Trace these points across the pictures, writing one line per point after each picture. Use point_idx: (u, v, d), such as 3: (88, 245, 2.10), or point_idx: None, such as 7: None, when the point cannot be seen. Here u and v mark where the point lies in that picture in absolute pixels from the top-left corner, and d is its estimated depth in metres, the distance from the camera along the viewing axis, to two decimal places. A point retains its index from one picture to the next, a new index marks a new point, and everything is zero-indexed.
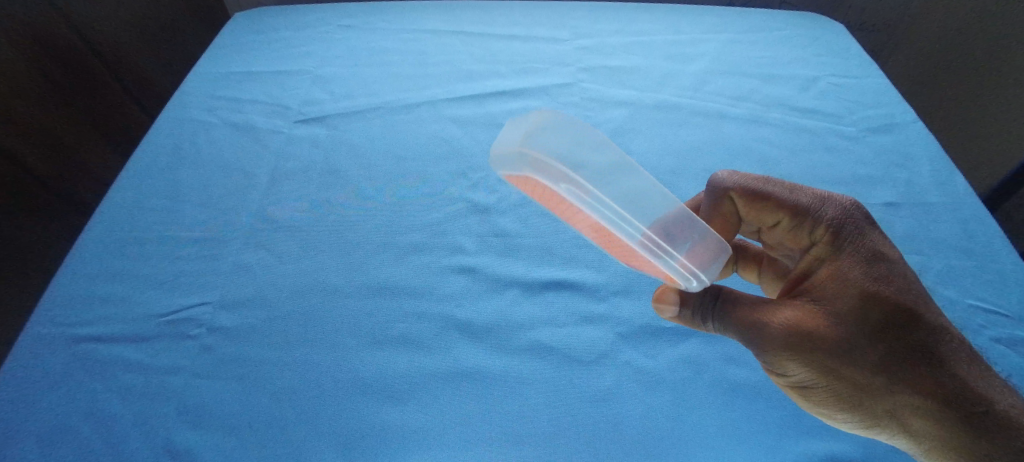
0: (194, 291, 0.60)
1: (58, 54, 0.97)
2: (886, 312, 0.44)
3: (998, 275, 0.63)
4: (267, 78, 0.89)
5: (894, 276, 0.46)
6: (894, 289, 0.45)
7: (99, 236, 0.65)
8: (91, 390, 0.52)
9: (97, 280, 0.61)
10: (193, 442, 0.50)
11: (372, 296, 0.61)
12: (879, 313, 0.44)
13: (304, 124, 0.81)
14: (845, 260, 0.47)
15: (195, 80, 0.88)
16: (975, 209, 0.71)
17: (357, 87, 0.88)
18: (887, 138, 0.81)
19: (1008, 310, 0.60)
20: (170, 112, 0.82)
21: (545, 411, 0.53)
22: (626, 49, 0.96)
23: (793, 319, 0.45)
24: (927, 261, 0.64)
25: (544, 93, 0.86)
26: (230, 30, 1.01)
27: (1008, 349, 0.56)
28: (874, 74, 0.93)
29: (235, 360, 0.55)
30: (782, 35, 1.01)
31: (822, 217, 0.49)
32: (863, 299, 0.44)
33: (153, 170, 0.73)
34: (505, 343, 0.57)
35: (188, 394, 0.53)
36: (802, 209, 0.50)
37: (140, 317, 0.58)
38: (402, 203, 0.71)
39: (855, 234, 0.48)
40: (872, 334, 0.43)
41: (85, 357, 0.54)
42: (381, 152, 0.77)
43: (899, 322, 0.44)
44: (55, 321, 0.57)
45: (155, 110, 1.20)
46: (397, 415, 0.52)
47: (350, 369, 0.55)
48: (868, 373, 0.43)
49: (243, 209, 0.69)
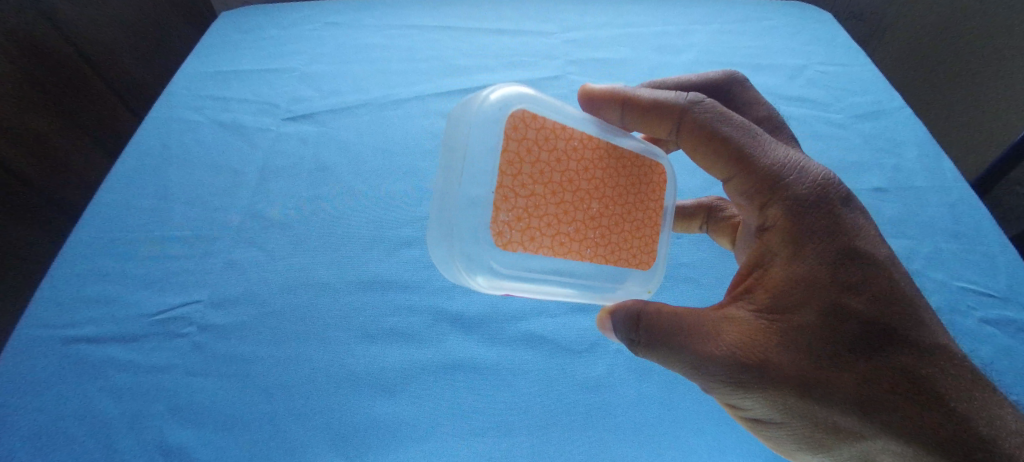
0: (184, 289, 0.60)
1: (46, 59, 0.97)
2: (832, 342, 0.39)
3: (986, 257, 0.64)
4: (254, 76, 0.89)
5: (834, 231, 0.42)
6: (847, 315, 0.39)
7: (87, 236, 0.64)
8: (82, 390, 0.52)
9: (85, 280, 0.60)
10: (185, 441, 0.50)
11: (360, 292, 0.60)
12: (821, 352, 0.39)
13: (291, 122, 0.81)
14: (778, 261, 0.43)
15: (181, 80, 0.88)
16: (962, 192, 0.71)
17: (345, 84, 0.87)
18: (874, 124, 0.82)
19: (996, 291, 0.61)
20: (156, 111, 0.81)
21: (538, 400, 0.53)
22: (615, 41, 0.96)
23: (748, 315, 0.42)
24: (915, 245, 0.65)
25: (532, 86, 0.87)
26: (217, 28, 1.01)
27: (997, 331, 0.57)
28: (861, 63, 0.94)
29: (227, 357, 0.55)
30: (769, 25, 1.02)
31: (767, 190, 0.44)
32: (794, 331, 0.40)
33: (139, 169, 0.73)
34: (498, 334, 0.58)
35: (180, 392, 0.53)
36: (742, 162, 0.46)
37: (130, 317, 0.57)
38: (392, 198, 0.70)
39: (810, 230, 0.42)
40: (822, 367, 0.39)
41: (73, 357, 0.54)
42: (369, 147, 0.77)
43: (888, 298, 0.40)
44: (42, 322, 0.57)
45: (142, 111, 1.19)
46: (388, 408, 0.52)
47: (343, 363, 0.55)
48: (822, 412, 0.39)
49: (232, 207, 0.68)
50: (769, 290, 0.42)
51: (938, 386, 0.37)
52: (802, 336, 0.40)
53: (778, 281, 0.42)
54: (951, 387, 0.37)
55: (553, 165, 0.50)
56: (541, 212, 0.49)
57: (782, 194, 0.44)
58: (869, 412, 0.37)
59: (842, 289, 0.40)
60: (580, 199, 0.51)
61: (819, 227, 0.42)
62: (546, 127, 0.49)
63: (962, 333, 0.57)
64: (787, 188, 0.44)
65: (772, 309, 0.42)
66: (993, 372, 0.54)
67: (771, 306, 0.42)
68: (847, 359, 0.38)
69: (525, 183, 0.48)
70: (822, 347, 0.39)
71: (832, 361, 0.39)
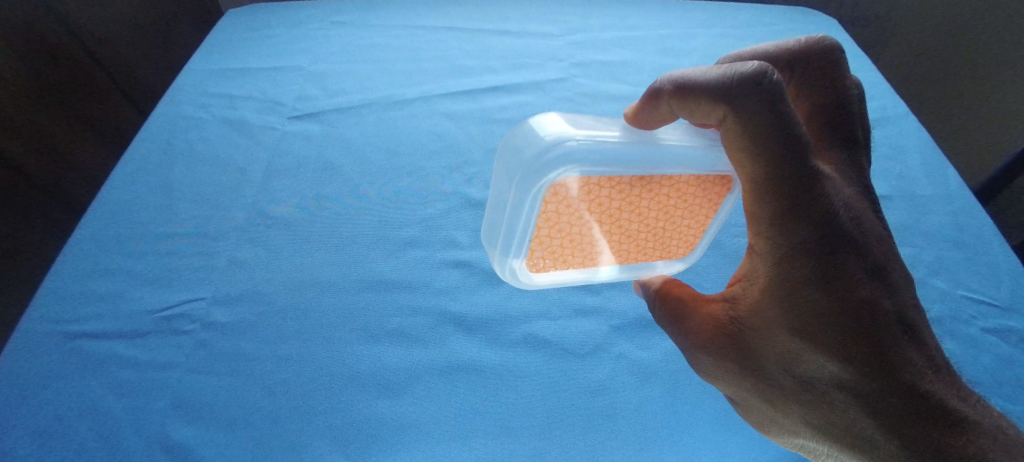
0: (188, 287, 0.60)
1: (52, 55, 0.97)
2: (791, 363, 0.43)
3: (989, 266, 0.64)
4: (259, 74, 0.89)
5: (814, 273, 0.41)
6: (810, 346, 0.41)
7: (92, 232, 0.65)
8: (85, 387, 0.52)
9: (89, 276, 0.60)
10: (188, 439, 0.50)
11: (364, 292, 0.60)
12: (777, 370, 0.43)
13: (296, 121, 0.81)
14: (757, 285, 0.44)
15: (187, 77, 0.88)
16: (965, 200, 0.71)
17: (350, 83, 0.87)
18: (878, 130, 0.82)
19: (998, 300, 0.61)
20: (162, 108, 0.82)
21: (540, 403, 0.53)
22: (620, 44, 0.96)
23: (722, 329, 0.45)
24: (918, 253, 0.65)
25: (537, 88, 0.87)
26: (222, 26, 1.01)
27: (999, 340, 0.57)
28: (865, 69, 0.94)
29: (230, 355, 0.55)
30: (774, 30, 1.02)
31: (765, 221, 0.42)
32: (758, 350, 0.44)
33: (144, 165, 0.73)
34: (501, 335, 0.58)
35: (184, 389, 0.53)
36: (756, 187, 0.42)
37: (134, 313, 0.58)
38: (395, 199, 0.70)
39: (792, 266, 0.42)
40: (777, 382, 0.44)
41: (77, 353, 0.54)
42: (374, 147, 0.77)
43: (856, 341, 0.40)
44: (47, 317, 0.57)
45: (146, 106, 1.20)
46: (391, 409, 0.52)
47: (346, 363, 0.55)
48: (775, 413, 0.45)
49: (237, 205, 0.69)
50: (744, 310, 0.44)
51: (880, 424, 0.40)
52: (765, 358, 0.44)
53: (750, 307, 0.44)
54: (894, 418, 0.40)
55: (597, 211, 0.47)
56: (578, 245, 0.50)
57: (770, 228, 0.42)
58: (811, 423, 0.43)
59: (812, 322, 0.41)
60: (623, 230, 0.49)
61: (800, 267, 0.41)
62: (596, 184, 0.44)
63: (964, 342, 0.57)
64: (779, 225, 0.41)
65: (743, 329, 0.44)
66: (991, 381, 0.55)
67: (741, 329, 0.44)
68: (802, 382, 0.43)
69: (562, 228, 0.48)
70: (783, 367, 0.43)
71: (787, 377, 0.43)
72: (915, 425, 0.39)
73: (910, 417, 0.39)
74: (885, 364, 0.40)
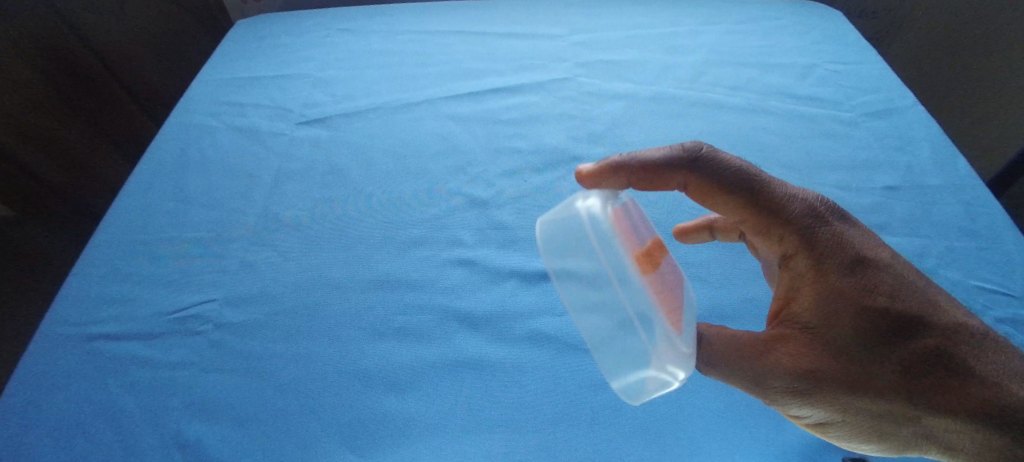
0: (201, 288, 0.62)
1: (64, 65, 1.01)
2: (870, 333, 0.44)
3: (1001, 255, 0.63)
4: (269, 82, 0.91)
5: (851, 242, 0.47)
6: (874, 305, 0.44)
7: (108, 237, 0.67)
8: (103, 385, 0.54)
9: (107, 278, 0.62)
10: (202, 435, 0.51)
11: (371, 291, 0.62)
12: (859, 348, 0.44)
13: (305, 126, 0.82)
14: (804, 273, 0.47)
15: (199, 87, 0.90)
16: (976, 189, 0.70)
17: (357, 88, 0.89)
18: (886, 122, 0.81)
19: (1012, 289, 0.59)
20: (176, 117, 0.84)
21: (545, 397, 0.53)
22: (624, 43, 0.97)
23: (795, 326, 0.46)
24: (928, 243, 0.64)
25: (541, 89, 0.88)
26: (233, 36, 1.04)
27: (1013, 329, 0.56)
28: (873, 61, 0.93)
29: (241, 355, 0.56)
30: (780, 25, 1.01)
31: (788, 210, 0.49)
32: (838, 336, 0.44)
33: (157, 173, 0.75)
34: (506, 332, 0.58)
35: (197, 388, 0.54)
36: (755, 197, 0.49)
37: (150, 315, 0.59)
38: (400, 200, 0.72)
39: (830, 241, 0.47)
40: (866, 367, 0.44)
41: (95, 354, 0.56)
42: (380, 151, 0.78)
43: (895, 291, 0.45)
44: (66, 319, 0.59)
45: (162, 117, 1.23)
46: (399, 405, 0.53)
47: (354, 360, 0.56)
48: (874, 406, 0.44)
49: (247, 210, 0.70)
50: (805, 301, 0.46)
51: (956, 346, 0.43)
52: (842, 336, 0.44)
53: (812, 294, 0.46)
54: (960, 340, 0.43)
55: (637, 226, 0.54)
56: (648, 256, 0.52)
57: (793, 213, 0.48)
58: (908, 381, 0.43)
59: (863, 284, 0.45)
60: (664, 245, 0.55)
61: (829, 238, 0.47)
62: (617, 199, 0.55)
63: None
64: (802, 214, 0.48)
65: (815, 318, 0.45)
66: None
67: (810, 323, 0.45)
68: (883, 350, 0.44)
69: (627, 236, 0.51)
70: (861, 339, 0.44)
71: (869, 350, 0.44)
72: (972, 341, 0.43)
73: (962, 335, 0.43)
74: (921, 298, 0.45)
